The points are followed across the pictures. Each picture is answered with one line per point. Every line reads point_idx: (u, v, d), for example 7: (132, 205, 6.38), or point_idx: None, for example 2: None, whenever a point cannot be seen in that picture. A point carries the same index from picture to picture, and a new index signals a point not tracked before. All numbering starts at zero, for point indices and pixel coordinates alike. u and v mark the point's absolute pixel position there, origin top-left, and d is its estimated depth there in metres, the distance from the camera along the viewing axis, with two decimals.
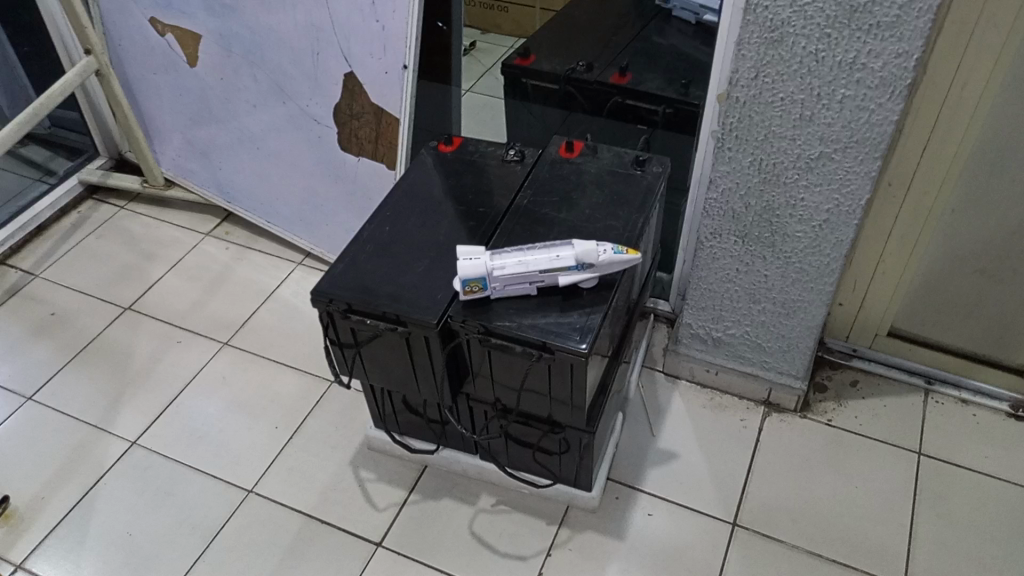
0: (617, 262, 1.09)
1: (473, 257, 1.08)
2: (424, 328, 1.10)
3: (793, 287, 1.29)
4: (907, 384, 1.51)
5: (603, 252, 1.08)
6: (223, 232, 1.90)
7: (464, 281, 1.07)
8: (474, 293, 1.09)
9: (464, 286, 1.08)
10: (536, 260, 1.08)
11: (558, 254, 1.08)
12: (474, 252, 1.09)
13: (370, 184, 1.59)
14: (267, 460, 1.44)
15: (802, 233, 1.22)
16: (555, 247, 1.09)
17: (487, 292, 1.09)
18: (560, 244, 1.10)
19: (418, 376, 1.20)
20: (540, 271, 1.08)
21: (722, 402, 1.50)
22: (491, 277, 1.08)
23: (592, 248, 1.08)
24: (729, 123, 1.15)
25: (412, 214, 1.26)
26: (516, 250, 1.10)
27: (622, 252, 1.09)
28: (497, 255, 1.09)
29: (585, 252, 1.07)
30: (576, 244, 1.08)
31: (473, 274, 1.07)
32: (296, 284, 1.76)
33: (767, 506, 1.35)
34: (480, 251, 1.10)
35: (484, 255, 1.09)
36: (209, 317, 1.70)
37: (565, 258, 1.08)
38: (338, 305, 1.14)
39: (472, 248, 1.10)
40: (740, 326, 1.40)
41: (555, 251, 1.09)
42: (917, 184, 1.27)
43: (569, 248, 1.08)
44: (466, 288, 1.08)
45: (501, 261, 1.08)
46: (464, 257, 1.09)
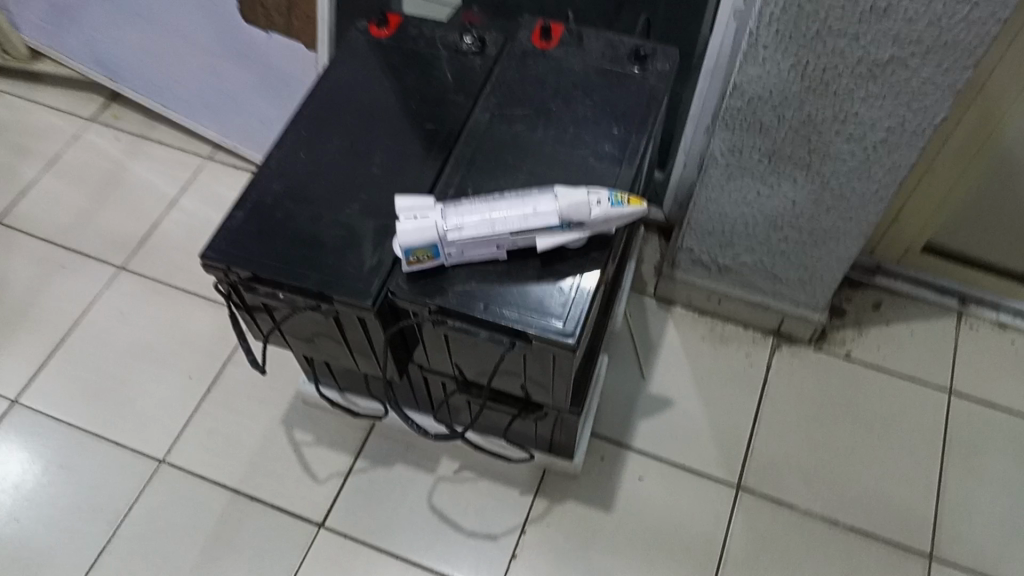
0: (617, 217, 0.80)
1: (420, 216, 0.80)
2: (356, 308, 0.82)
3: (827, 214, 1.03)
4: (937, 305, 1.29)
5: (597, 205, 0.79)
6: (112, 116, 1.54)
7: (407, 251, 0.79)
8: (421, 263, 0.81)
9: (407, 257, 0.80)
10: (505, 218, 0.79)
11: (536, 207, 0.79)
12: (421, 208, 0.81)
13: (289, 69, 1.25)
14: (182, 421, 1.20)
15: (850, 154, 0.94)
16: (532, 197, 0.80)
17: (439, 260, 0.81)
18: (537, 193, 0.81)
19: (356, 352, 0.94)
20: (511, 232, 0.79)
21: (726, 333, 1.27)
22: (445, 243, 0.79)
23: (582, 199, 0.79)
24: (767, 14, 0.83)
25: (336, 132, 0.94)
26: (480, 202, 0.81)
27: (623, 204, 0.80)
28: (453, 212, 0.80)
29: (572, 205, 0.78)
30: (561, 192, 0.79)
31: (419, 242, 0.78)
32: (205, 188, 1.45)
33: (776, 463, 1.15)
34: (429, 205, 0.81)
35: (434, 213, 0.80)
36: (100, 234, 1.39)
37: (545, 213, 0.79)
38: (239, 275, 0.85)
39: (418, 200, 0.81)
40: (754, 253, 1.14)
41: (531, 203, 0.80)
42: (994, 82, 0.98)
43: (551, 199, 0.79)
44: (409, 258, 0.80)
45: (458, 220, 0.79)
46: (405, 215, 0.80)
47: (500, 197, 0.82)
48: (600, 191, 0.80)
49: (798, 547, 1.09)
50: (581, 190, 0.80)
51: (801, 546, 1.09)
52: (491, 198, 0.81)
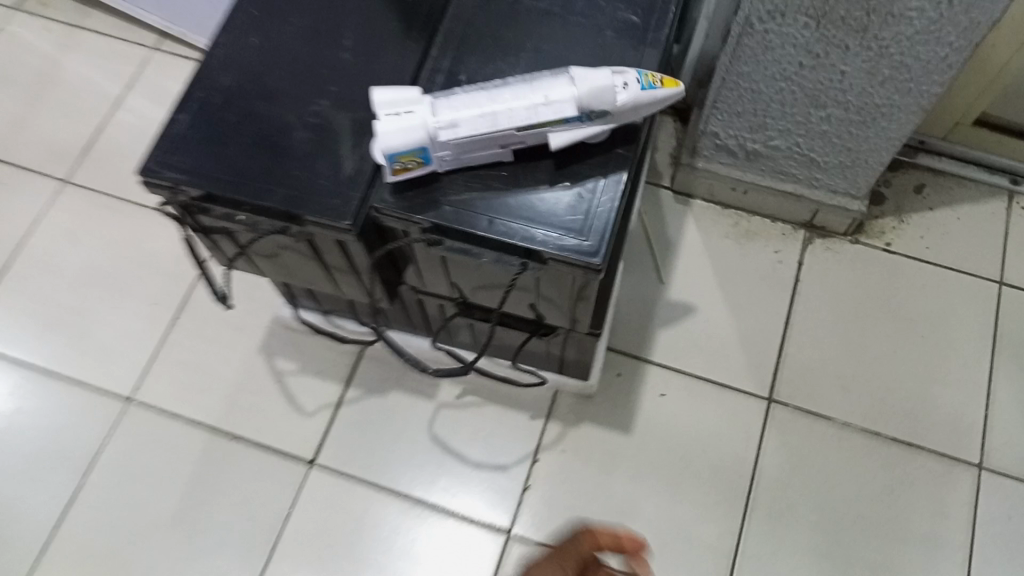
0: (648, 102, 0.65)
1: (404, 112, 0.64)
2: (333, 231, 0.67)
3: (881, 85, 0.87)
4: (986, 186, 1.16)
5: (623, 90, 0.63)
6: (38, 3, 1.33)
7: (391, 157, 0.64)
8: (409, 170, 0.66)
9: (391, 164, 0.65)
10: (509, 110, 0.63)
11: (548, 94, 0.63)
12: (404, 101, 0.65)
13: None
14: (148, 354, 1.07)
15: (919, 11, 0.77)
16: (542, 81, 0.65)
17: (430, 165, 0.66)
18: (547, 76, 0.65)
19: (338, 277, 0.79)
20: (518, 127, 0.64)
21: (752, 228, 1.13)
22: (437, 144, 0.64)
23: (604, 82, 0.63)
24: None
25: (292, 6, 0.75)
26: (478, 92, 0.65)
27: (655, 86, 0.64)
28: (445, 105, 0.64)
29: (592, 89, 0.63)
30: (578, 74, 0.63)
31: (406, 145, 0.63)
32: (153, 83, 1.26)
33: (812, 371, 1.04)
34: (415, 98, 0.65)
35: (422, 108, 0.64)
36: (36, 142, 1.21)
37: (559, 102, 0.63)
38: (190, 196, 0.69)
39: (401, 92, 0.66)
40: (789, 136, 0.99)
41: (541, 89, 0.64)
42: None
43: (566, 83, 0.63)
44: (395, 165, 0.65)
45: (451, 115, 0.64)
46: (384, 112, 0.65)
47: (503, 84, 0.66)
48: (625, 70, 0.64)
49: (837, 463, 0.99)
50: (602, 70, 0.64)
51: (840, 462, 1.00)
52: (491, 86, 0.66)
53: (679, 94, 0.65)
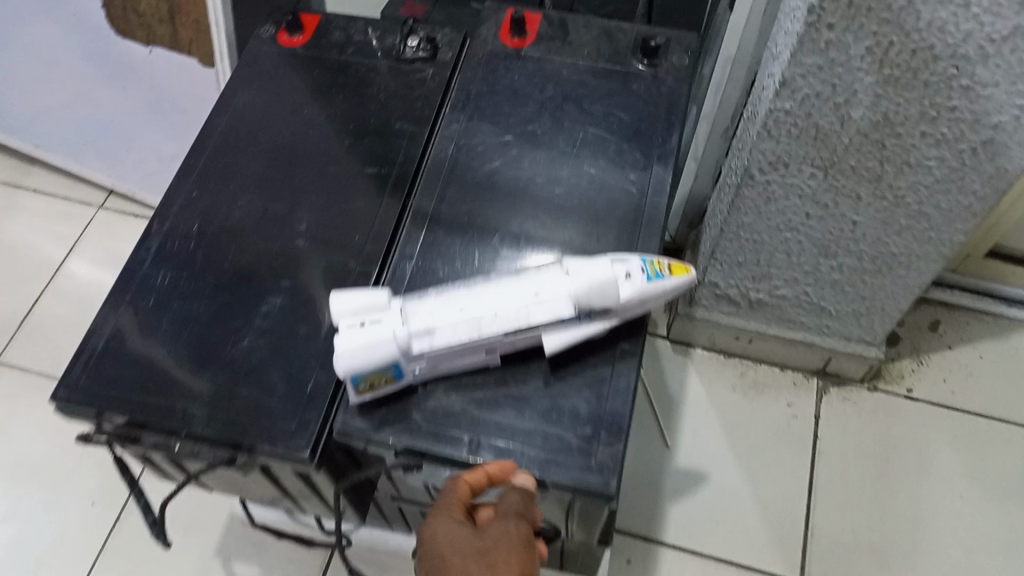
0: (653, 295, 0.58)
1: (372, 321, 0.55)
2: (287, 463, 0.56)
3: (897, 234, 0.80)
4: (1005, 319, 1.07)
5: (626, 281, 0.56)
6: None
7: (359, 377, 0.54)
8: (378, 388, 0.56)
9: (355, 383, 0.54)
10: (498, 313, 0.55)
11: (539, 292, 0.56)
12: (369, 304, 0.56)
13: (191, 84, 0.95)
14: (86, 565, 0.92)
15: (938, 159, 0.70)
16: (530, 276, 0.57)
17: (401, 380, 0.56)
18: (535, 270, 0.57)
19: (301, 496, 0.68)
20: (506, 331, 0.55)
21: (760, 379, 1.04)
22: (410, 357, 0.55)
23: (605, 275, 0.55)
24: None
25: (246, 184, 0.67)
26: (456, 292, 0.57)
27: (662, 275, 0.58)
28: (419, 309, 0.55)
29: (592, 283, 0.55)
30: (574, 267, 0.56)
31: (376, 364, 0.54)
32: (99, 246, 1.15)
33: (844, 545, 0.93)
34: (381, 302, 0.56)
35: (390, 314, 0.55)
36: None
37: (554, 300, 0.56)
38: (116, 425, 0.58)
39: (363, 296, 0.56)
40: (796, 285, 0.91)
41: (531, 286, 0.56)
42: None
43: (560, 278, 0.56)
44: (362, 385, 0.55)
45: (428, 321, 0.55)
46: (345, 321, 0.55)
47: (481, 280, 0.58)
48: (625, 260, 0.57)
49: None
50: (600, 260, 0.57)
51: None
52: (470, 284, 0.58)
53: (690, 281, 0.58)
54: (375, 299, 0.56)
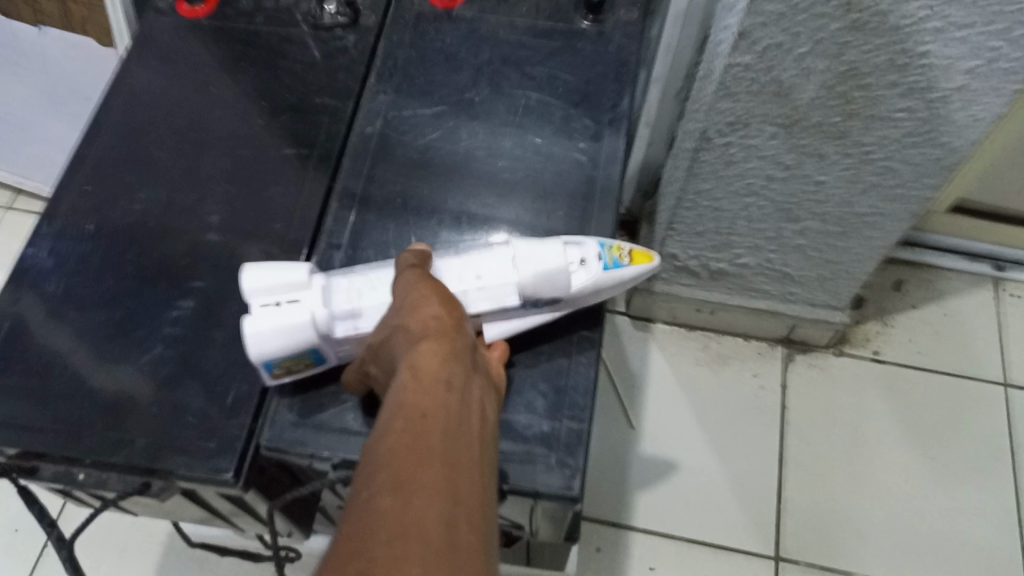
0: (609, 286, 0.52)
1: (290, 300, 0.48)
2: (210, 488, 0.49)
3: (865, 194, 0.75)
4: (969, 275, 1.04)
5: (579, 268, 0.50)
6: None
7: (272, 363, 0.48)
8: (295, 372, 0.50)
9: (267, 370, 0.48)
10: None
11: (481, 274, 0.50)
12: (286, 280, 0.49)
13: (90, 58, 0.87)
14: None
15: (907, 113, 0.65)
16: (471, 256, 0.51)
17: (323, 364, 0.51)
18: (478, 249, 0.51)
19: (234, 516, 0.61)
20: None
21: (724, 351, 1.00)
22: (332, 341, 0.49)
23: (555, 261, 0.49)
24: None
25: (146, 174, 0.59)
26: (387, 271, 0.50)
27: (620, 266, 0.52)
28: (343, 289, 0.49)
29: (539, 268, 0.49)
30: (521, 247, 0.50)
31: (292, 351, 0.48)
32: (4, 248, 1.05)
33: (820, 517, 0.89)
34: (301, 277, 0.49)
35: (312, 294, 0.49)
36: None
37: (496, 287, 0.49)
38: (5, 458, 0.50)
39: (280, 269, 0.49)
40: (759, 252, 0.86)
41: (472, 266, 0.50)
42: None
43: (505, 260, 0.50)
44: (276, 370, 0.49)
45: (352, 302, 0.49)
46: (258, 297, 0.49)
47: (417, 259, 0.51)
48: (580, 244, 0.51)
49: None
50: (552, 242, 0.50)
51: None
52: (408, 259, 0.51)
53: (649, 270, 0.53)
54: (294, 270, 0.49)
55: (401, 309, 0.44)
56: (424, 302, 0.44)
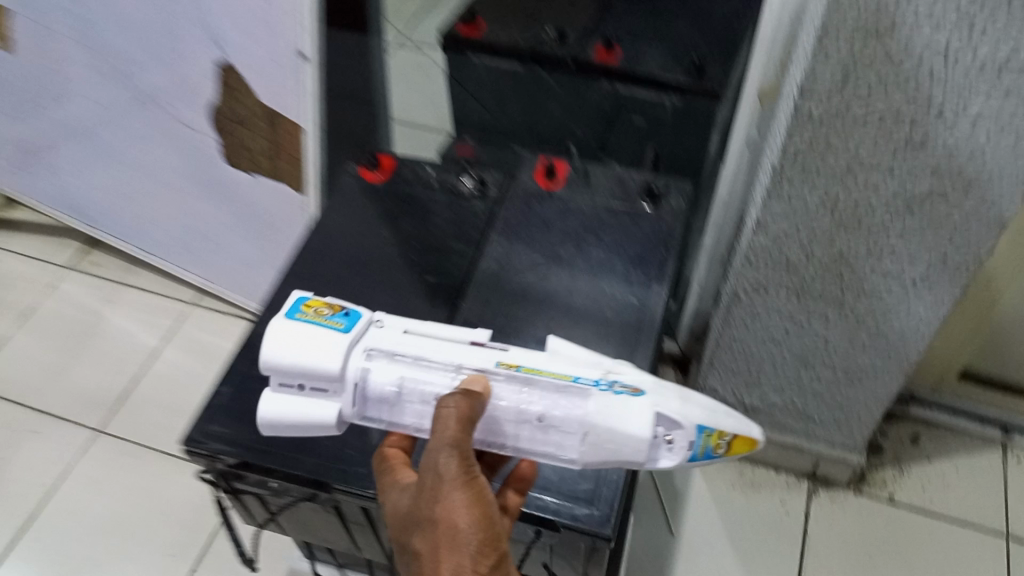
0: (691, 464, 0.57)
1: (311, 386, 0.59)
2: (359, 499, 0.72)
3: (865, 352, 0.95)
4: (979, 437, 1.20)
5: (662, 450, 0.55)
6: (89, 263, 1.47)
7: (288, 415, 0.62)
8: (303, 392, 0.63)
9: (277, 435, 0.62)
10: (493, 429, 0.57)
11: (549, 419, 0.56)
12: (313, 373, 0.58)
13: (282, 204, 1.17)
14: None
15: (887, 290, 0.87)
16: (546, 395, 0.56)
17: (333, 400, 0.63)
18: (555, 390, 0.56)
19: (360, 537, 0.83)
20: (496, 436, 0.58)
21: (757, 478, 1.17)
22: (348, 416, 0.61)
23: (633, 439, 0.54)
24: (790, 150, 0.77)
25: (332, 286, 0.86)
26: (440, 382, 0.57)
27: (711, 452, 0.57)
28: (385, 383, 0.57)
29: (613, 439, 0.54)
30: (601, 411, 0.54)
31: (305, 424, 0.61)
32: (190, 336, 1.36)
33: None
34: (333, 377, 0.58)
35: (341, 386, 0.58)
36: (73, 394, 1.29)
37: (561, 437, 0.56)
38: (224, 464, 0.74)
39: (313, 371, 0.57)
40: (784, 394, 1.06)
41: (542, 411, 0.56)
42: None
43: (576, 421, 0.55)
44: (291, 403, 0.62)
45: (387, 397, 0.58)
46: (285, 373, 0.59)
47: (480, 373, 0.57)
48: (677, 424, 0.55)
49: None
50: (641, 417, 0.54)
51: None
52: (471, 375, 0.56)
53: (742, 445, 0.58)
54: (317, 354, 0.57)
55: (429, 520, 0.51)
56: (456, 519, 0.50)
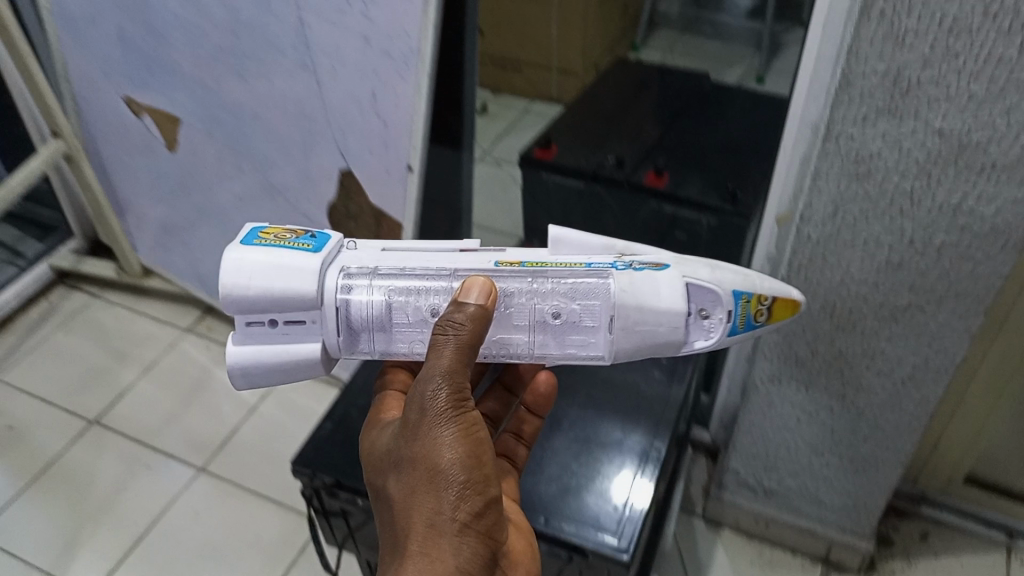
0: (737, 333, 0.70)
1: (288, 320, 0.69)
2: None
3: (866, 442, 1.10)
4: (986, 539, 1.30)
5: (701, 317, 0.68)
6: (205, 327, 1.72)
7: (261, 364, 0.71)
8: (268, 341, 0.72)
9: (254, 380, 0.73)
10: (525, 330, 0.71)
11: (569, 312, 0.69)
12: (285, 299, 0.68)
13: None
14: None
15: (880, 387, 1.02)
16: (565, 290, 0.69)
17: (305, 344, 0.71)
18: (580, 283, 0.68)
19: None
20: (526, 336, 0.71)
21: (774, 558, 1.30)
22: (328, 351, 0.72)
23: (664, 308, 0.65)
24: (795, 266, 0.96)
25: None
26: (435, 292, 0.70)
27: (748, 319, 0.69)
28: (374, 301, 0.69)
29: (644, 313, 0.65)
30: (624, 286, 0.66)
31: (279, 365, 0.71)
32: (286, 395, 1.58)
33: None
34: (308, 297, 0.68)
35: (321, 314, 0.69)
36: (183, 436, 1.51)
37: (591, 324, 0.68)
38: (323, 481, 0.94)
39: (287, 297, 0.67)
40: (798, 478, 1.20)
41: (563, 305, 0.69)
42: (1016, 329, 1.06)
43: (602, 304, 0.67)
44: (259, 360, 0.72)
45: (378, 315, 0.70)
46: (252, 305, 0.68)
47: (478, 274, 0.69)
48: (708, 293, 0.67)
49: None
50: (666, 285, 0.66)
51: None
52: (465, 280, 0.66)
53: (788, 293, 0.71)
54: (287, 279, 0.67)
55: (417, 443, 0.64)
56: (445, 445, 0.63)
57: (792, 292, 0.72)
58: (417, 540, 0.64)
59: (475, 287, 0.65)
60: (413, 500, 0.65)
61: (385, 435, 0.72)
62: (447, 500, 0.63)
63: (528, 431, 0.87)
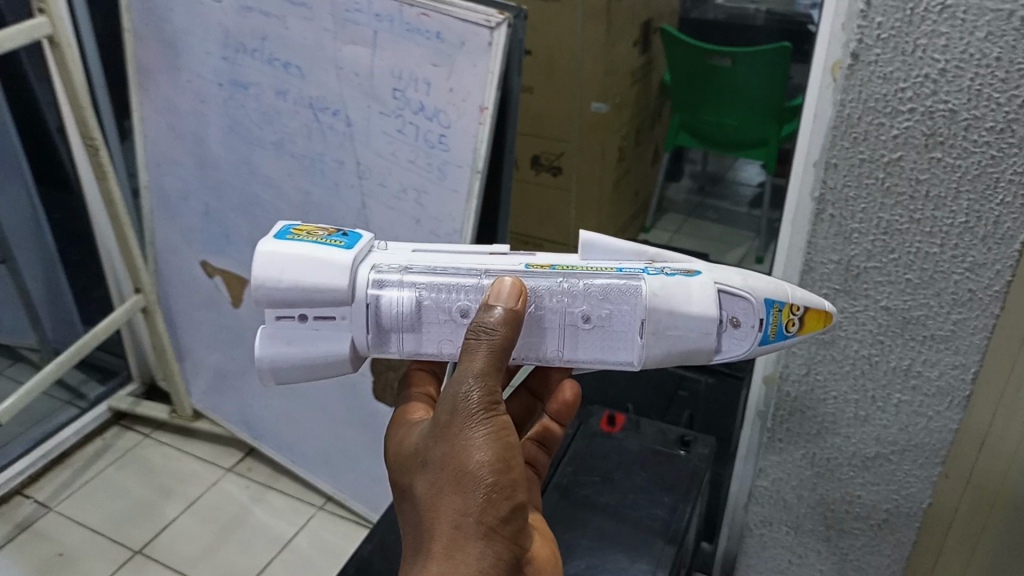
0: (768, 340, 0.73)
1: (318, 315, 0.73)
2: None
3: None
4: None
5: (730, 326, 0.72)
6: (245, 468, 1.86)
7: (290, 361, 0.74)
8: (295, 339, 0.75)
9: (282, 377, 0.76)
10: (558, 334, 0.73)
11: (600, 317, 0.71)
12: (316, 289, 0.71)
13: None
14: None
15: (860, 530, 1.16)
16: (593, 297, 0.71)
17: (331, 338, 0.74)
18: (610, 287, 0.71)
19: None
20: (556, 341, 0.73)
21: None
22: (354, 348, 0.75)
23: (695, 311, 0.70)
24: (779, 416, 1.13)
25: None
26: (466, 294, 0.73)
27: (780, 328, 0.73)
28: (404, 297, 0.72)
29: (675, 316, 0.70)
30: (655, 288, 0.70)
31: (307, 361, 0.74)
32: (316, 534, 1.69)
33: None
34: (337, 291, 0.71)
35: (352, 309, 0.72)
36: (219, 569, 1.62)
37: (622, 325, 0.71)
38: None
39: (318, 289, 0.71)
40: None
41: (594, 309, 0.71)
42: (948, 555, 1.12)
43: (632, 308, 0.70)
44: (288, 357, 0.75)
45: (408, 314, 0.72)
46: (285, 299, 0.72)
47: (509, 274, 0.73)
48: (739, 298, 0.71)
49: None
50: (698, 290, 0.70)
51: None
52: (495, 282, 0.71)
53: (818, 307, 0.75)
54: (320, 271, 0.71)
55: (450, 445, 0.71)
56: (475, 448, 0.70)
57: (822, 303, 0.76)
58: (444, 533, 0.71)
59: (505, 290, 0.70)
60: (439, 497, 0.71)
61: (417, 431, 0.78)
62: (474, 498, 0.70)
63: (550, 439, 0.93)
